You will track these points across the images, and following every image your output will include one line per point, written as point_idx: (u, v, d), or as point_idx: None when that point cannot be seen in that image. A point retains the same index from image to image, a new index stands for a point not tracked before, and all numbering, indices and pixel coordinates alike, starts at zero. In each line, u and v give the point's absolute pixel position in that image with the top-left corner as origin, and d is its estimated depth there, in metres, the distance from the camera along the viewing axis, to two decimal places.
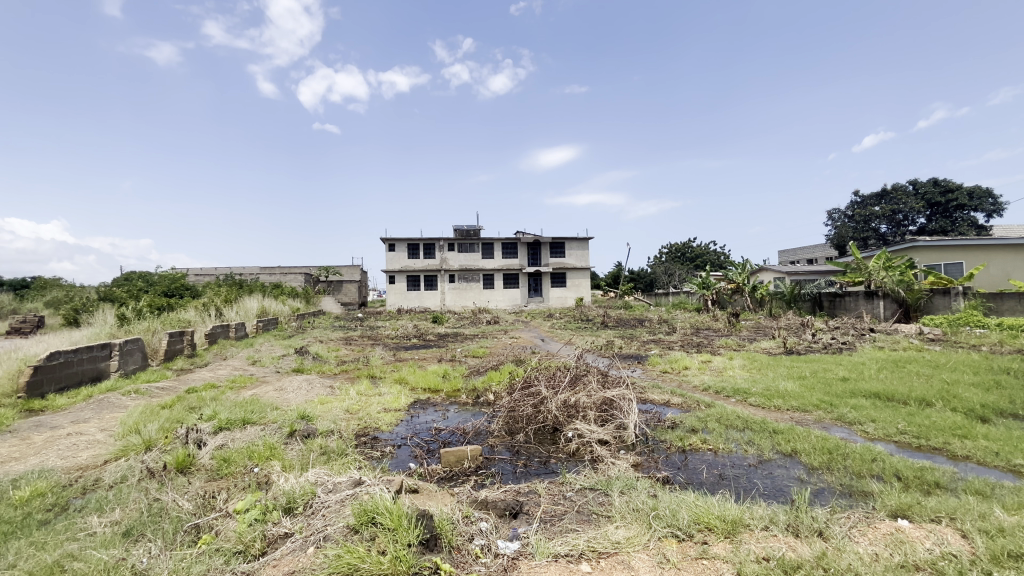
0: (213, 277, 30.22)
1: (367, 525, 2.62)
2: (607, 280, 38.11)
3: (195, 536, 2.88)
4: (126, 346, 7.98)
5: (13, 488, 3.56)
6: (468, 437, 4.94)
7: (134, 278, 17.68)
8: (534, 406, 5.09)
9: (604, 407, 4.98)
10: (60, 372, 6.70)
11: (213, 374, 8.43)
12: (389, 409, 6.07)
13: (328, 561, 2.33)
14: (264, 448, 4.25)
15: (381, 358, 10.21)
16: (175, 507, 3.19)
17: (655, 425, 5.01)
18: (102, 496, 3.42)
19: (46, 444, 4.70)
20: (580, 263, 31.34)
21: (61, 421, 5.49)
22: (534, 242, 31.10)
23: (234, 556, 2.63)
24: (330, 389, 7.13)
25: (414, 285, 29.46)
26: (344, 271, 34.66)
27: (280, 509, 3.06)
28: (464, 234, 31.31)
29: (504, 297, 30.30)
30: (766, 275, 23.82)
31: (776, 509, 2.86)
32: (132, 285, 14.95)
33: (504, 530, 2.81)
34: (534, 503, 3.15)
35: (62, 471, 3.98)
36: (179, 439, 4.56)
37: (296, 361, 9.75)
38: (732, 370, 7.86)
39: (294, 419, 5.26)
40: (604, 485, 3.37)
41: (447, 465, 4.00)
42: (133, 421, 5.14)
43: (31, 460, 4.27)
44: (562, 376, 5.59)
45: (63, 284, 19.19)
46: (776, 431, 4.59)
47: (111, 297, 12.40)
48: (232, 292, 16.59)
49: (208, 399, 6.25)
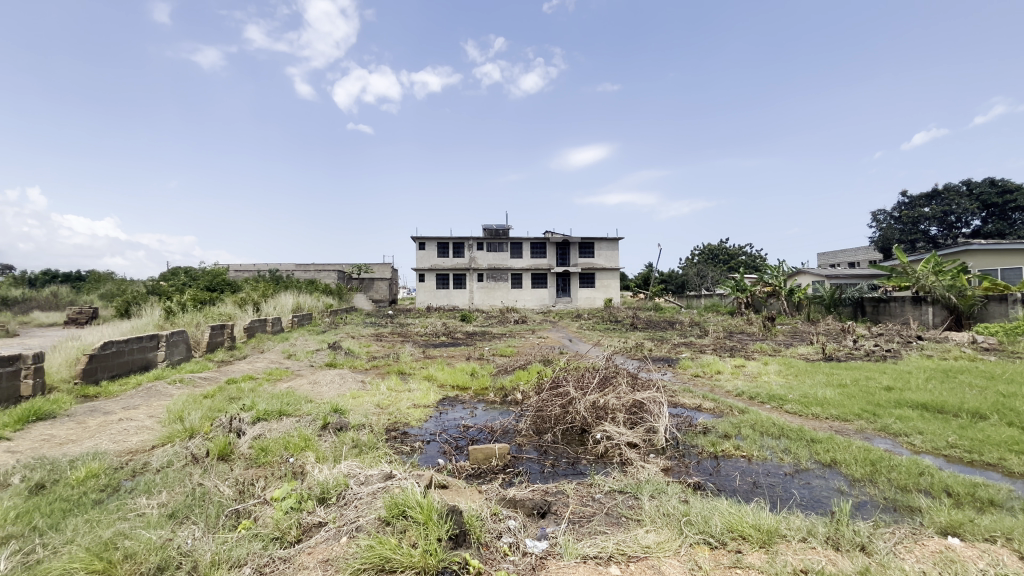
0: (252, 272, 31.45)
1: (398, 518, 2.68)
2: (637, 281, 37.58)
3: (235, 521, 3.01)
4: (172, 337, 8.39)
5: (71, 468, 3.79)
6: (496, 436, 4.95)
7: (178, 273, 18.54)
8: (562, 406, 5.08)
9: (633, 410, 4.92)
10: (113, 361, 7.08)
11: (251, 367, 8.75)
12: (419, 405, 6.16)
13: (361, 551, 2.39)
14: (299, 439, 4.39)
15: (410, 354, 10.38)
16: (217, 493, 3.32)
17: (686, 429, 4.93)
18: (150, 479, 3.60)
19: (100, 428, 4.99)
20: (610, 264, 30.99)
21: (112, 407, 5.81)
22: (563, 242, 30.96)
23: (271, 541, 2.72)
24: (361, 384, 7.30)
25: (443, 283, 29.78)
26: (376, 268, 35.39)
27: (314, 499, 3.15)
28: (493, 233, 31.48)
29: (532, 296, 30.25)
30: (804, 278, 22.96)
31: (814, 520, 2.77)
32: (177, 279, 15.69)
33: (532, 529, 2.80)
34: (562, 504, 3.14)
35: (113, 454, 4.21)
36: (220, 427, 4.76)
37: (329, 355, 10.01)
38: (766, 375, 7.62)
39: (327, 412, 5.41)
40: (634, 488, 3.33)
41: (475, 462, 4.05)
42: (178, 409, 5.40)
43: (86, 443, 4.53)
44: (591, 376, 5.56)
45: (115, 278, 20.31)
46: (814, 440, 4.43)
47: (158, 291, 13.02)
48: (269, 287, 17.19)
49: (247, 390, 6.50)
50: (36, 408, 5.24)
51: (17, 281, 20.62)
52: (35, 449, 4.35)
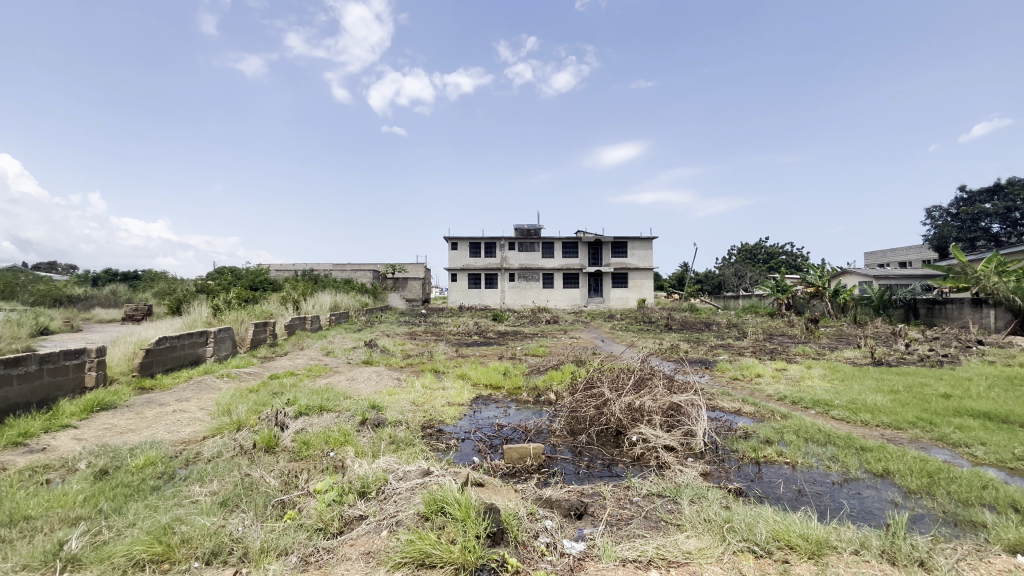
0: (292, 272, 32.66)
1: (437, 514, 2.72)
2: (672, 281, 36.82)
3: (281, 511, 3.13)
4: (219, 334, 8.81)
5: (131, 455, 4.04)
6: (530, 436, 4.94)
7: (225, 273, 19.42)
8: (597, 408, 5.03)
9: (670, 412, 4.83)
10: (167, 355, 7.49)
11: (292, 363, 9.06)
12: (453, 403, 6.24)
13: (401, 545, 2.44)
14: (339, 434, 4.51)
15: (444, 353, 10.50)
16: (263, 483, 3.46)
17: (725, 434, 4.80)
18: (202, 468, 3.79)
19: (156, 418, 5.28)
20: (643, 264, 30.48)
21: (167, 399, 6.14)
22: (596, 241, 30.68)
23: (315, 532, 2.81)
24: (397, 381, 7.45)
25: (475, 283, 30.01)
26: (409, 268, 36.04)
27: (355, 492, 3.24)
28: (525, 233, 31.52)
29: (564, 296, 30.07)
30: (850, 279, 21.93)
31: (867, 532, 2.64)
32: (223, 278, 16.45)
33: (569, 530, 2.79)
34: (599, 506, 3.11)
35: (168, 443, 4.45)
36: (265, 421, 4.96)
37: (365, 353, 10.27)
38: (810, 380, 7.32)
39: (365, 408, 5.55)
40: (672, 492, 3.27)
41: (510, 461, 4.06)
42: (226, 402, 5.66)
43: (144, 432, 4.81)
44: (626, 378, 5.48)
45: (167, 277, 21.47)
46: (864, 448, 4.22)
47: (207, 289, 13.68)
48: (308, 287, 17.78)
49: (289, 386, 6.74)
50: (100, 398, 5.61)
51: (81, 280, 22.11)
52: (99, 436, 4.66)
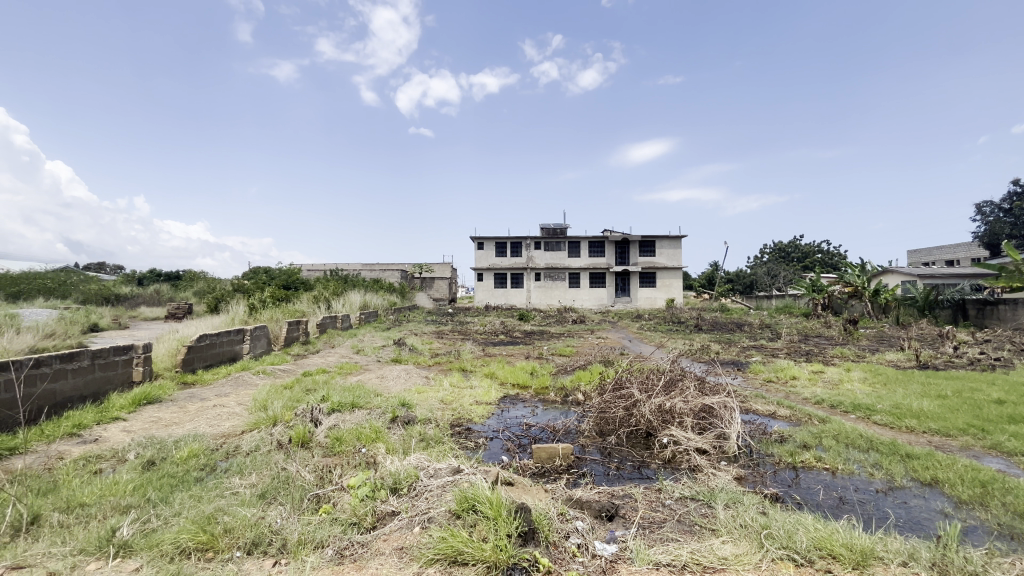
0: (323, 271, 33.49)
1: (468, 512, 2.74)
2: (701, 281, 36.05)
3: (317, 504, 3.21)
4: (255, 332, 9.11)
5: (176, 447, 4.22)
6: (559, 436, 4.92)
7: (260, 272, 20.09)
8: (626, 409, 4.97)
9: (702, 415, 4.73)
10: (207, 352, 7.80)
11: (324, 360, 9.30)
12: (481, 402, 6.27)
13: (434, 542, 2.47)
14: (371, 431, 4.60)
15: (471, 352, 10.58)
16: (299, 477, 3.55)
17: (759, 437, 4.67)
18: (242, 461, 3.93)
19: (197, 412, 5.50)
20: (672, 263, 29.95)
21: (207, 394, 6.40)
22: (623, 240, 30.32)
23: (349, 526, 2.87)
24: (425, 380, 7.55)
25: (501, 283, 30.10)
26: (436, 267, 36.43)
27: (387, 488, 3.29)
28: (551, 232, 31.42)
29: (590, 296, 29.81)
30: (892, 278, 21.00)
31: (915, 543, 2.52)
32: (259, 278, 17.02)
33: (601, 531, 2.77)
34: (631, 508, 3.08)
35: (209, 437, 4.63)
36: (300, 416, 5.10)
37: (394, 351, 10.44)
38: (849, 383, 7.04)
39: (395, 406, 5.64)
40: (706, 495, 3.20)
41: (539, 461, 4.06)
42: (262, 398, 5.85)
43: (187, 425, 5.02)
44: (656, 379, 5.40)
45: (206, 276, 22.35)
46: (910, 455, 4.04)
47: (243, 288, 14.16)
48: (339, 287, 18.21)
49: (321, 383, 6.91)
50: (146, 392, 5.88)
51: (127, 280, 23.22)
52: (146, 429, 4.89)
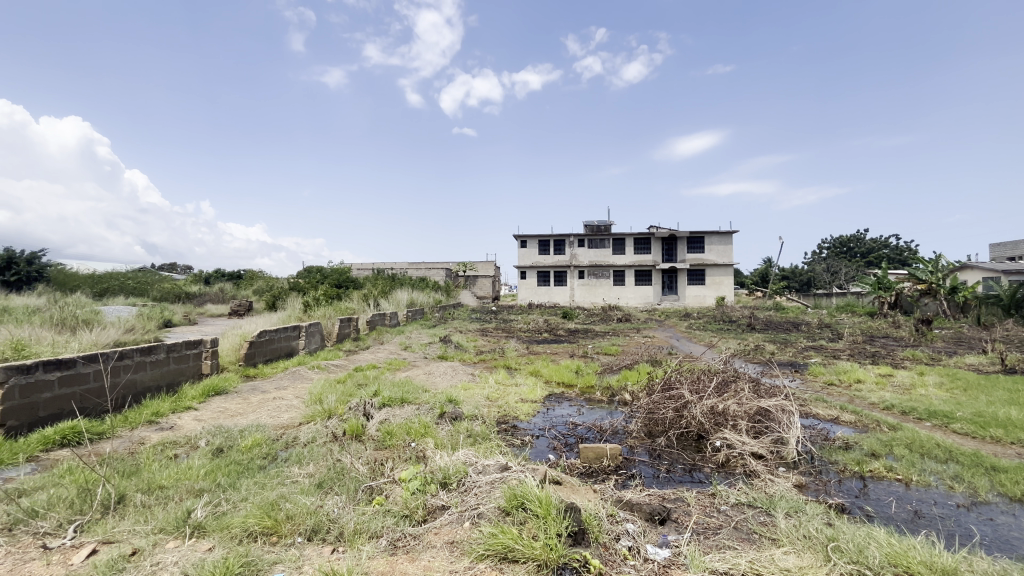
0: (371, 270, 34.65)
1: (517, 510, 2.75)
2: (754, 278, 34.53)
3: (370, 496, 3.32)
4: (310, 328, 9.54)
5: (241, 436, 4.49)
6: (606, 436, 4.85)
7: (313, 271, 21.01)
8: (676, 410, 4.81)
9: (758, 418, 4.52)
10: (266, 347, 8.25)
11: (374, 356, 9.63)
12: (526, 400, 6.27)
13: (484, 538, 2.50)
14: (419, 426, 4.71)
15: (515, 349, 10.63)
16: (353, 469, 3.69)
17: (821, 443, 4.41)
18: (301, 451, 4.13)
19: (259, 404, 5.83)
20: (722, 259, 28.84)
21: (267, 386, 6.77)
22: (670, 237, 29.50)
23: (401, 518, 2.95)
24: (471, 376, 7.65)
25: (544, 281, 30.04)
26: (480, 265, 36.82)
27: (437, 483, 3.36)
28: (594, 229, 31.02)
29: (636, 294, 29.19)
30: (971, 275, 19.31)
31: (1007, 565, 2.30)
32: (313, 276, 17.83)
33: (653, 535, 2.70)
34: (683, 512, 2.99)
35: (270, 427, 4.90)
36: (353, 410, 5.29)
37: (440, 348, 10.65)
38: (923, 388, 6.52)
39: (443, 402, 5.75)
40: (765, 503, 3.06)
41: (586, 460, 4.02)
42: (317, 392, 6.13)
43: (250, 416, 5.34)
44: (708, 380, 5.22)
45: (265, 275, 23.64)
46: (996, 468, 3.69)
47: (298, 287, 14.88)
48: (387, 285, 18.78)
49: (372, 378, 7.15)
50: (214, 384, 6.29)
51: (196, 279, 24.94)
52: (214, 418, 5.23)
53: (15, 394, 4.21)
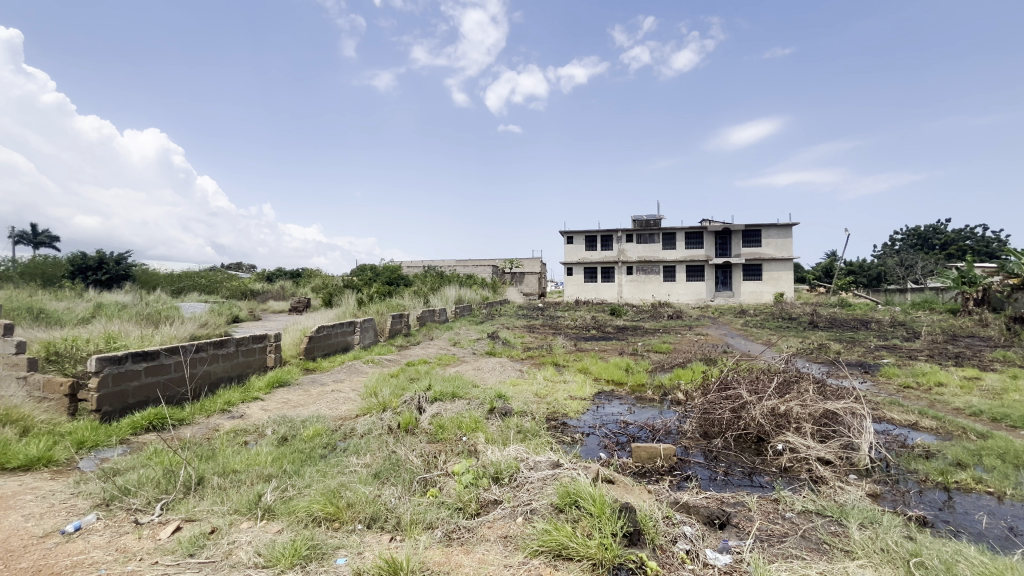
0: (420, 268, 35.51)
1: (571, 507, 2.74)
2: (817, 273, 32.53)
3: (425, 487, 3.41)
4: (364, 323, 9.90)
5: (304, 426, 4.74)
6: (659, 435, 4.72)
7: (366, 269, 21.80)
8: (734, 411, 4.63)
9: (824, 421, 4.26)
10: (325, 341, 8.65)
11: (424, 352, 9.88)
12: (575, 397, 6.23)
13: (538, 534, 2.51)
14: (470, 421, 4.78)
15: (563, 346, 10.58)
16: (408, 461, 3.79)
17: (897, 450, 4.10)
18: (359, 442, 4.30)
19: (319, 396, 6.13)
20: (781, 253, 27.37)
21: (326, 379, 7.11)
22: (724, 230, 28.32)
23: (455, 510, 3.01)
24: (520, 373, 7.69)
25: (591, 277, 29.69)
26: (526, 263, 36.86)
27: (489, 477, 3.39)
28: (643, 224, 30.33)
29: (687, 290, 28.26)
30: None
31: None
32: (366, 274, 18.50)
33: (712, 540, 2.61)
34: (745, 517, 2.87)
35: (329, 418, 5.14)
36: (406, 403, 5.46)
37: (489, 344, 10.77)
38: (1017, 393, 5.90)
39: (492, 397, 5.82)
40: (836, 512, 2.88)
41: (639, 460, 3.93)
42: (372, 385, 6.36)
43: (311, 407, 5.62)
44: (768, 380, 4.97)
45: (322, 273, 24.76)
46: None
47: (353, 285, 15.49)
48: (436, 282, 19.19)
49: (423, 373, 7.34)
50: (278, 376, 6.68)
51: (259, 277, 26.53)
52: (279, 408, 5.55)
53: (109, 382, 4.64)
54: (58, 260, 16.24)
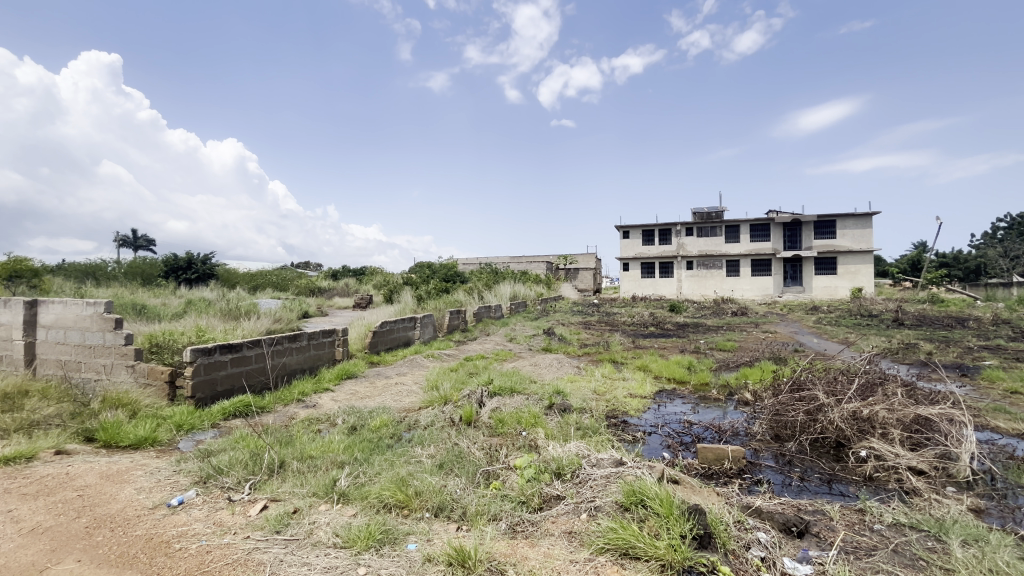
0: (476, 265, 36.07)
1: (637, 506, 2.70)
2: (902, 266, 29.78)
3: (488, 480, 3.48)
4: (423, 319, 10.21)
5: (371, 417, 4.97)
6: (726, 436, 4.53)
7: (424, 267, 22.44)
8: (809, 413, 4.36)
9: (915, 428, 3.91)
10: (387, 336, 9.00)
11: (482, 347, 10.04)
12: (635, 395, 6.10)
13: (604, 532, 2.49)
14: (529, 416, 4.82)
15: (621, 343, 10.40)
16: (471, 453, 3.88)
17: (1005, 462, 3.68)
18: (423, 434, 4.45)
19: (383, 388, 6.41)
20: (859, 245, 25.33)
21: (390, 372, 7.41)
22: (793, 221, 26.60)
23: (518, 504, 3.05)
24: (577, 369, 7.64)
25: (648, 272, 28.90)
26: (581, 259, 36.44)
27: (551, 472, 3.40)
28: (703, 216, 29.11)
29: (752, 285, 26.84)
30: None
31: None
32: (425, 272, 19.06)
33: (790, 549, 2.47)
34: (826, 527, 2.69)
35: (394, 409, 5.37)
36: (466, 397, 5.58)
37: (545, 340, 10.78)
38: None
39: (551, 393, 5.83)
40: (933, 526, 2.64)
41: (705, 461, 3.80)
42: (433, 379, 6.56)
43: (377, 398, 5.89)
44: (848, 381, 4.64)
45: (382, 271, 25.77)
46: None
47: (412, 282, 16.00)
48: (491, 279, 19.42)
49: (482, 368, 7.47)
50: (345, 369, 7.04)
51: (326, 275, 28.04)
52: (348, 399, 5.87)
53: (201, 371, 5.10)
54: (155, 261, 18.00)
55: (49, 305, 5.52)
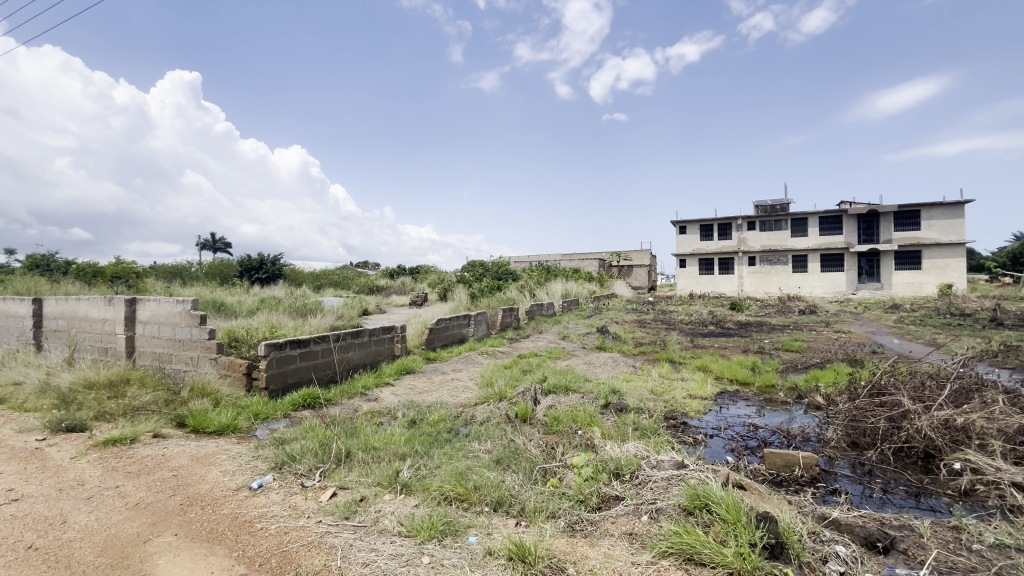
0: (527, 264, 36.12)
1: (701, 511, 2.60)
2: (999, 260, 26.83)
3: (545, 477, 3.49)
4: (477, 316, 10.37)
5: (429, 411, 5.12)
6: (796, 441, 4.28)
7: (477, 265, 22.77)
8: (892, 421, 4.03)
9: (1020, 440, 3.52)
10: (443, 332, 9.22)
11: (535, 345, 10.05)
12: (695, 396, 5.89)
13: (666, 535, 2.43)
14: (585, 415, 4.77)
15: (678, 342, 10.07)
16: (527, 450, 3.90)
17: None
18: (479, 429, 4.53)
19: (440, 384, 6.58)
20: (947, 237, 23.08)
21: (445, 369, 7.58)
22: (869, 212, 24.64)
23: (577, 502, 3.03)
24: (633, 368, 7.48)
25: (707, 269, 27.73)
26: (634, 255, 35.56)
27: (609, 472, 3.35)
28: (767, 209, 27.59)
29: (822, 282, 25.11)
30: None
31: None
32: (477, 270, 19.35)
33: (874, 564, 2.30)
34: (916, 544, 2.48)
35: (451, 405, 5.50)
36: (521, 394, 5.61)
37: (599, 339, 10.62)
38: None
39: (607, 392, 5.74)
40: None
41: (773, 467, 3.60)
42: (488, 375, 6.66)
43: (434, 393, 6.06)
44: (938, 387, 4.24)
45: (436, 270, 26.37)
46: None
47: (465, 280, 16.26)
48: (543, 277, 19.38)
49: (535, 365, 7.48)
50: (403, 364, 7.28)
51: (383, 275, 29.07)
52: (407, 393, 6.08)
53: (274, 364, 5.46)
54: (231, 261, 19.38)
55: (145, 302, 6.09)
